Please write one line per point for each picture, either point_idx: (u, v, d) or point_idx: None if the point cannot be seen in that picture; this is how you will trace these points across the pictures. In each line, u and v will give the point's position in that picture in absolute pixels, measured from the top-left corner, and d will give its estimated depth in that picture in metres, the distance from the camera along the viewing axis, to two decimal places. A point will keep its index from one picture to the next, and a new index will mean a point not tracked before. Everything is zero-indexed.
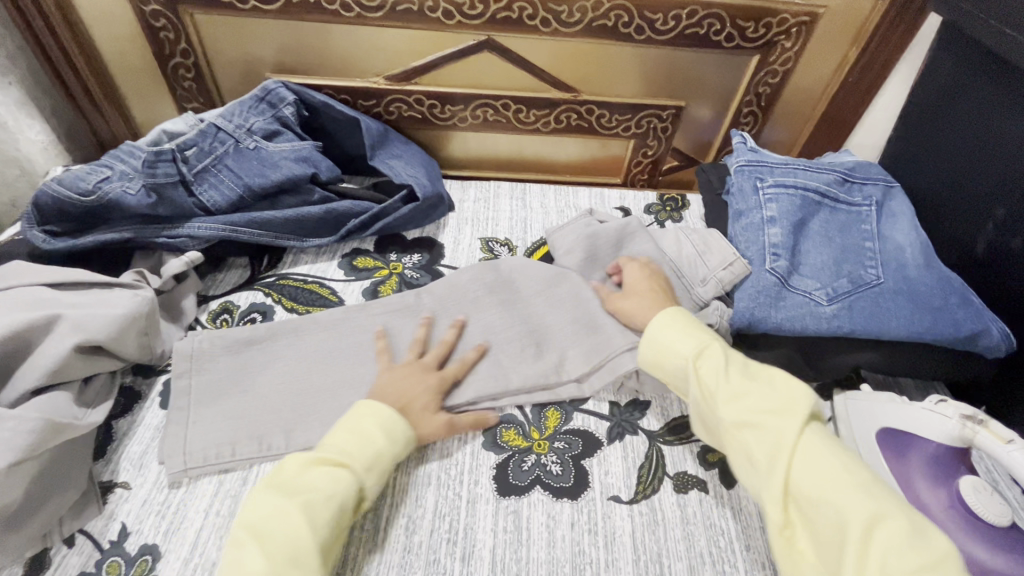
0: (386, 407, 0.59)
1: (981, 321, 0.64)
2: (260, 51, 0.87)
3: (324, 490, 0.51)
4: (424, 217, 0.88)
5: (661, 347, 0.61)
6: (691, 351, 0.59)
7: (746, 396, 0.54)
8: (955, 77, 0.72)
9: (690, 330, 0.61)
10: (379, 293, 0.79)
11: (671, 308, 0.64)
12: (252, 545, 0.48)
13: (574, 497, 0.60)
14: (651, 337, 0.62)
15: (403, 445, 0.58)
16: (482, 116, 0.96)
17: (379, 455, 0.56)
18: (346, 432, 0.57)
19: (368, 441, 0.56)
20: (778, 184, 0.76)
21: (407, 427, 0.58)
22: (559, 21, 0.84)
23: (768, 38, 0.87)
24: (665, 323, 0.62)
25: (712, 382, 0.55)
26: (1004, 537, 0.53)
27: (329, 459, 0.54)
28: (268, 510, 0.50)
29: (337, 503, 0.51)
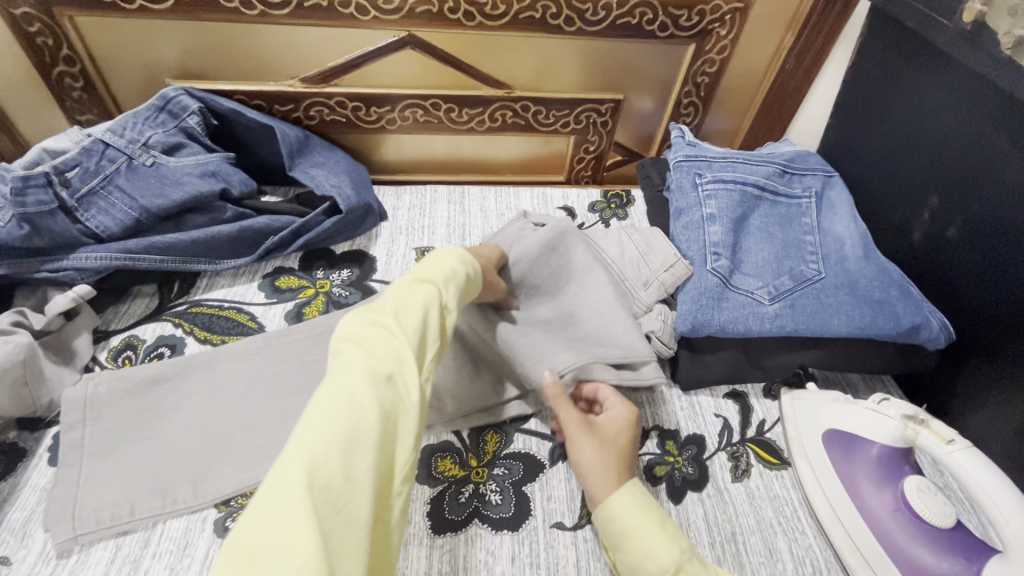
0: (448, 246, 0.60)
1: (921, 314, 0.62)
2: (157, 55, 0.79)
3: (413, 298, 0.49)
4: (352, 229, 0.82)
5: (631, 535, 0.48)
6: (674, 558, 0.46)
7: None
8: (887, 63, 0.70)
9: (663, 522, 0.49)
10: (304, 316, 0.73)
11: (634, 482, 0.52)
12: (351, 344, 0.44)
13: (515, 528, 0.56)
14: (617, 519, 0.49)
15: (472, 274, 0.58)
16: (412, 117, 0.89)
17: (458, 274, 0.55)
18: (421, 264, 0.56)
19: (442, 265, 0.55)
20: (718, 179, 0.73)
21: (470, 255, 0.60)
22: (484, 14, 0.79)
23: (702, 26, 0.83)
24: (632, 504, 0.50)
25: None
26: (950, 539, 0.51)
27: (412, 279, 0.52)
28: (363, 321, 0.46)
29: (428, 314, 0.48)
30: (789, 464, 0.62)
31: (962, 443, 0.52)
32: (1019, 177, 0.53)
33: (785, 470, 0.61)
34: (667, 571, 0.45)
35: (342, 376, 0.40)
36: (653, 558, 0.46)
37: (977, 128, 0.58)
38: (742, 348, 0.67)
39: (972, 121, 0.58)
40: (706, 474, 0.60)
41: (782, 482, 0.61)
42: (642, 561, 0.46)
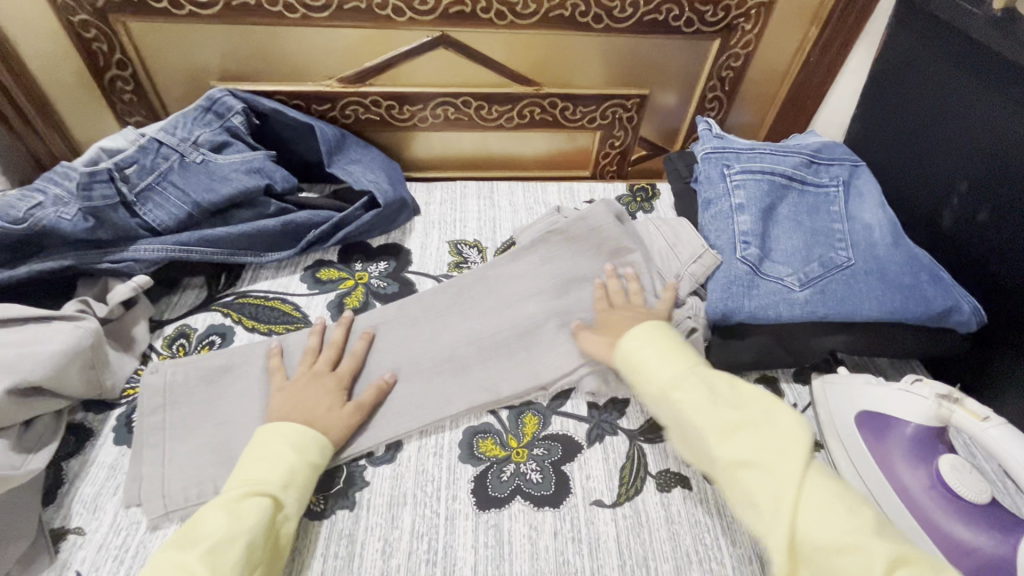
0: (290, 424, 0.57)
1: (951, 298, 0.63)
2: (203, 57, 0.83)
3: (236, 524, 0.48)
4: (389, 223, 0.85)
5: (639, 365, 0.58)
6: (672, 375, 0.55)
7: (737, 425, 0.50)
8: (911, 53, 0.72)
9: (674, 349, 0.58)
10: (345, 306, 0.76)
11: (652, 326, 0.61)
12: None
13: (556, 505, 0.59)
14: (628, 352, 0.60)
15: (316, 455, 0.56)
16: (444, 114, 0.92)
17: (295, 468, 0.54)
18: (256, 458, 0.54)
19: (280, 457, 0.54)
20: (747, 170, 0.75)
21: (315, 435, 0.57)
22: (514, 13, 0.81)
23: (727, 21, 0.85)
24: (645, 341, 0.59)
25: (695, 412, 0.52)
26: (985, 515, 0.52)
27: (238, 489, 0.51)
28: (164, 569, 0.45)
29: (246, 539, 0.47)
30: (823, 447, 0.64)
31: (997, 420, 0.53)
32: None
33: (817, 452, 0.64)
34: (664, 388, 0.55)
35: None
36: (656, 377, 0.56)
37: (1007, 113, 0.59)
38: (774, 334, 0.68)
39: (1001, 106, 0.59)
40: None
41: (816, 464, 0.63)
42: (646, 380, 0.57)
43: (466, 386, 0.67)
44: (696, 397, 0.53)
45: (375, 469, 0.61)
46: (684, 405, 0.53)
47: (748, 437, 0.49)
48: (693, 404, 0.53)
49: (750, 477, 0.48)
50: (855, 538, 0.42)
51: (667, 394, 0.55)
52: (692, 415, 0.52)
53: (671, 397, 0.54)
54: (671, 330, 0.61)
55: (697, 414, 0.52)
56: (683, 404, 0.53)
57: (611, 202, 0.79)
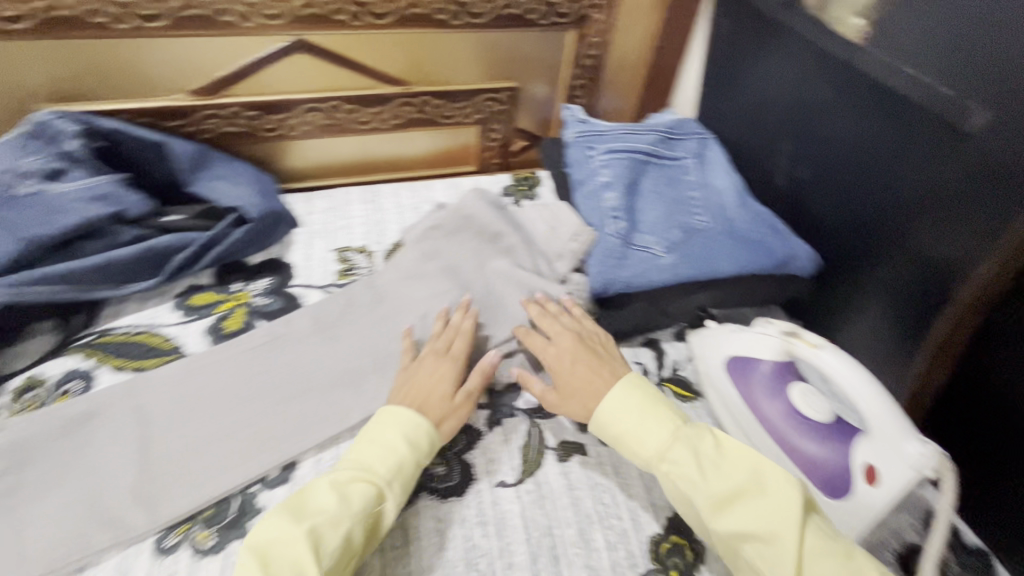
0: (405, 411, 0.57)
1: (789, 247, 0.71)
2: (25, 79, 0.75)
3: (343, 507, 0.49)
4: (267, 237, 0.82)
5: (620, 435, 0.56)
6: (660, 443, 0.53)
7: (730, 497, 0.48)
8: (732, 33, 0.80)
9: (657, 411, 0.55)
10: (224, 329, 0.72)
11: (630, 383, 0.58)
12: (255, 567, 0.44)
13: (460, 494, 0.59)
14: (602, 420, 0.57)
15: (423, 452, 0.56)
16: (314, 121, 0.90)
17: (407, 461, 0.54)
18: (369, 443, 0.55)
19: (395, 446, 0.54)
20: (609, 151, 0.80)
21: (426, 431, 0.57)
22: (370, 14, 0.81)
23: (578, 13, 0.91)
24: (617, 405, 0.56)
25: (688, 484, 0.50)
26: (829, 430, 0.60)
27: (352, 471, 0.52)
28: (279, 530, 0.47)
29: (347, 525, 0.48)
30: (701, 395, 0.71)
31: (827, 345, 0.60)
32: (845, 117, 0.62)
33: (697, 401, 0.70)
34: (651, 460, 0.53)
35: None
36: (641, 446, 0.54)
37: (807, 79, 0.67)
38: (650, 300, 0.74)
39: (802, 73, 0.67)
40: None
41: (697, 411, 0.69)
42: (634, 449, 0.54)
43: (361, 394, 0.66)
44: (682, 466, 0.50)
45: (270, 492, 0.58)
46: (675, 477, 0.51)
47: (748, 506, 0.47)
48: (689, 478, 0.50)
49: (752, 551, 0.46)
50: None
51: (655, 465, 0.53)
52: (688, 486, 0.50)
53: (661, 468, 0.52)
54: (649, 385, 0.58)
55: (691, 487, 0.50)
56: (672, 476, 0.51)
57: (485, 192, 0.84)
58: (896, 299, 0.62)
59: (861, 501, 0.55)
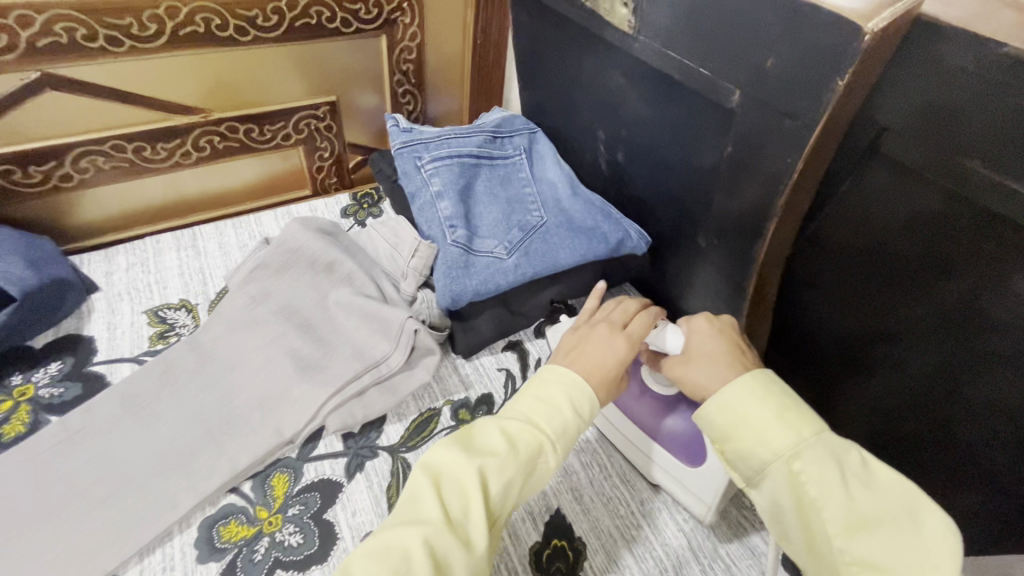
0: (578, 377, 0.53)
1: (621, 229, 0.73)
2: None
3: (509, 451, 0.48)
4: (49, 314, 0.69)
5: (733, 425, 0.47)
6: (785, 447, 0.44)
7: (874, 525, 0.40)
8: (532, 27, 0.80)
9: (786, 410, 0.45)
10: (1, 436, 0.60)
11: (766, 376, 0.48)
12: (425, 492, 0.46)
13: (322, 560, 0.54)
14: (720, 406, 0.48)
15: (589, 414, 0.53)
16: (93, 166, 0.77)
17: (571, 424, 0.51)
18: (540, 393, 0.53)
19: (563, 401, 0.52)
20: (436, 158, 0.77)
21: (594, 397, 0.53)
22: (131, 37, 0.70)
23: (385, 17, 0.86)
24: (744, 398, 0.47)
25: (819, 502, 0.42)
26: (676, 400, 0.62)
27: (521, 420, 0.50)
28: (452, 460, 0.48)
29: (507, 474, 0.47)
30: None
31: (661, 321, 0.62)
32: (637, 99, 0.64)
33: None
34: (771, 461, 0.44)
35: (410, 526, 0.43)
36: (760, 445, 0.45)
37: (601, 66, 0.68)
38: (502, 303, 0.73)
39: (595, 61, 0.68)
40: None
41: None
42: (751, 447, 0.45)
43: (193, 474, 0.58)
44: (814, 479, 0.42)
45: None
46: (802, 484, 0.42)
47: (890, 534, 0.40)
48: (816, 493, 0.42)
49: None
50: None
51: (772, 471, 0.44)
52: (818, 501, 0.42)
53: (779, 475, 0.44)
54: (777, 380, 0.48)
55: (827, 502, 0.41)
56: (797, 487, 0.43)
57: (313, 218, 0.79)
58: (723, 265, 0.65)
59: (715, 469, 0.56)
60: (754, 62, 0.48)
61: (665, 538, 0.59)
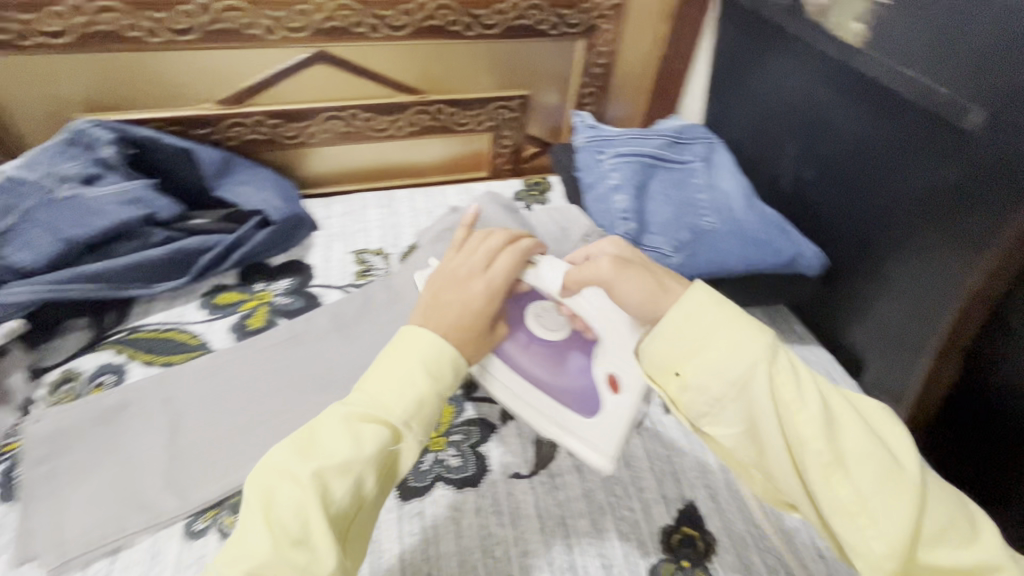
0: (435, 340, 0.46)
1: (795, 246, 0.73)
2: (63, 90, 0.80)
3: (354, 451, 0.41)
4: (287, 240, 0.85)
5: (700, 344, 0.44)
6: (760, 352, 0.43)
7: (837, 416, 0.42)
8: (736, 42, 0.83)
9: (746, 318, 0.45)
10: (248, 327, 0.75)
11: (710, 293, 0.46)
12: (257, 520, 0.39)
13: (476, 484, 0.61)
14: (682, 326, 0.45)
15: (451, 377, 0.46)
16: (334, 129, 0.93)
17: (426, 397, 0.44)
18: (384, 373, 0.45)
19: (414, 389, 0.44)
20: (619, 154, 0.82)
21: (453, 358, 0.46)
22: (387, 26, 0.85)
23: (588, 23, 0.94)
24: (702, 313, 0.45)
25: (798, 403, 0.42)
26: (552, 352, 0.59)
27: (365, 408, 0.43)
28: (283, 475, 0.41)
29: (354, 475, 0.41)
30: None
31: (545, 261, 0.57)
32: (847, 118, 0.65)
33: None
34: (755, 367, 0.42)
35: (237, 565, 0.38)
36: (733, 359, 0.43)
37: (811, 84, 0.70)
38: None
39: (805, 79, 0.71)
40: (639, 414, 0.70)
41: None
42: (723, 359, 0.43)
43: None
44: (790, 380, 0.42)
45: None
46: (781, 383, 0.42)
47: (859, 427, 0.42)
48: (797, 395, 0.42)
49: (852, 472, 0.40)
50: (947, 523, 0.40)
51: (751, 383, 0.42)
52: (795, 402, 0.42)
53: (762, 386, 0.42)
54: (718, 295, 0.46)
55: (803, 400, 0.42)
56: (779, 388, 0.42)
57: (498, 195, 0.88)
58: (910, 299, 0.63)
59: (612, 413, 0.56)
60: (996, 81, 0.49)
61: (806, 564, 0.57)
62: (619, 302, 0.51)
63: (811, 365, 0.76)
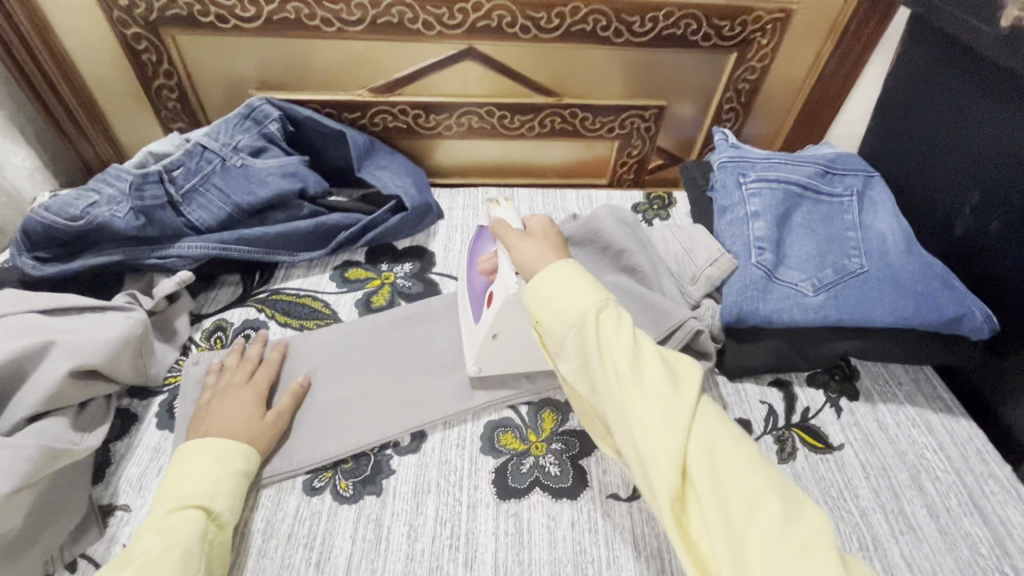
0: (206, 441, 0.57)
1: (963, 305, 0.65)
2: (243, 68, 0.89)
3: (169, 538, 0.48)
4: (415, 226, 0.89)
5: (551, 295, 0.52)
6: (591, 304, 0.50)
7: (649, 360, 0.47)
8: (923, 69, 0.75)
9: (598, 285, 0.53)
10: (372, 304, 0.79)
11: (570, 263, 0.54)
12: None
13: (574, 497, 0.61)
14: (537, 287, 0.53)
15: (242, 463, 0.57)
16: (468, 123, 0.97)
17: (208, 481, 0.54)
18: (181, 478, 0.53)
19: (213, 473, 0.54)
20: (761, 179, 0.77)
21: (229, 444, 0.57)
22: (538, 28, 0.85)
23: (743, 36, 0.89)
24: (560, 275, 0.53)
25: (616, 343, 0.48)
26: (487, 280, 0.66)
27: (175, 503, 0.51)
28: None
29: (179, 553, 0.47)
30: (835, 449, 0.67)
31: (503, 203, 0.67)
32: None
33: (829, 454, 0.66)
34: (588, 314, 0.50)
35: None
36: (572, 306, 0.50)
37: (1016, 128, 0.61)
38: (787, 339, 0.70)
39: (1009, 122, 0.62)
40: None
41: (827, 465, 0.65)
42: (557, 307, 0.51)
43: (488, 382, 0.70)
44: (613, 324, 0.49)
45: (401, 458, 0.63)
46: (605, 327, 0.49)
47: (662, 373, 0.47)
48: (612, 336, 0.48)
49: (647, 401, 0.45)
50: (731, 473, 0.42)
51: (584, 324, 0.49)
52: (612, 342, 0.48)
53: (594, 324, 0.49)
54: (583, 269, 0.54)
55: (619, 339, 0.48)
56: (603, 332, 0.48)
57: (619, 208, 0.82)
58: None
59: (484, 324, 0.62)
60: None
61: None
62: (510, 247, 0.60)
63: (962, 440, 0.68)
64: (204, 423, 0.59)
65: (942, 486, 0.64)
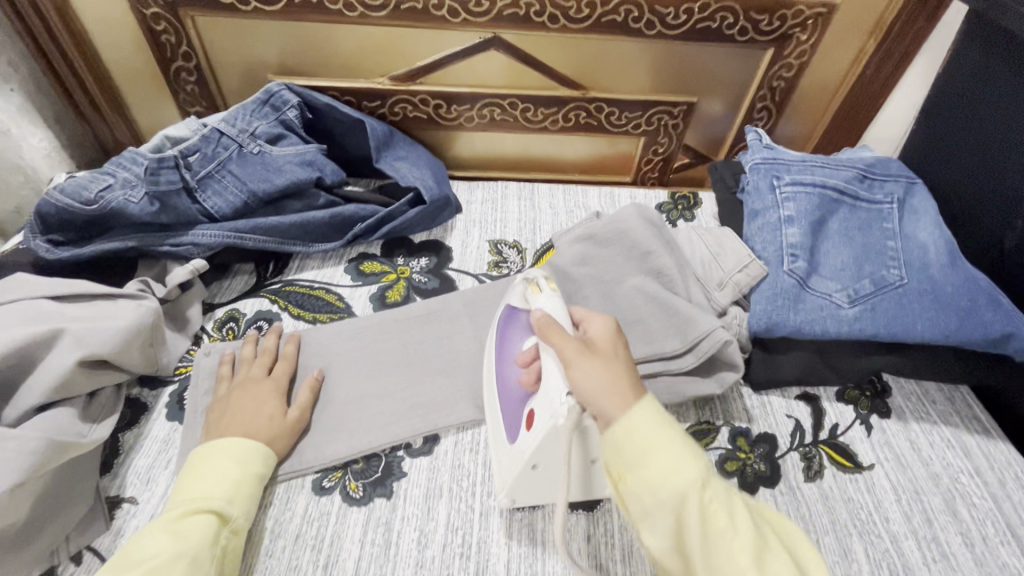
0: (227, 439, 0.55)
1: (1011, 323, 0.61)
2: (263, 52, 0.87)
3: (180, 542, 0.46)
4: (432, 220, 0.87)
5: (635, 456, 0.42)
6: (690, 477, 0.40)
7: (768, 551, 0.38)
8: (979, 71, 0.70)
9: (687, 440, 0.43)
10: (387, 299, 0.77)
11: (651, 405, 0.44)
12: None
13: (590, 508, 0.59)
14: (617, 439, 0.43)
15: (260, 468, 0.55)
16: (490, 115, 0.94)
17: (226, 484, 0.52)
18: (197, 477, 0.52)
19: (231, 476, 0.53)
20: (797, 183, 0.74)
21: (252, 445, 0.56)
22: (567, 18, 0.82)
23: (783, 31, 0.84)
24: (642, 428, 0.43)
25: (725, 526, 0.39)
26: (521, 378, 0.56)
27: (189, 506, 0.49)
28: None
29: (188, 560, 0.46)
30: (864, 468, 0.64)
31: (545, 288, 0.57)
32: None
33: (858, 473, 0.63)
34: (687, 489, 0.40)
35: None
36: (665, 479, 0.40)
37: None
38: (817, 351, 0.68)
39: None
40: (777, 472, 0.62)
41: (856, 486, 0.62)
42: (646, 478, 0.41)
43: None
44: (721, 507, 0.39)
45: (412, 460, 0.61)
46: (710, 512, 0.39)
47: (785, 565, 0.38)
48: (718, 522, 0.39)
49: None
50: None
51: (685, 504, 0.39)
52: (723, 531, 0.39)
53: (697, 505, 0.39)
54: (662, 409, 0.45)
55: (729, 527, 0.38)
56: (711, 517, 0.39)
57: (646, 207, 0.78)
58: None
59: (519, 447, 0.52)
60: None
61: None
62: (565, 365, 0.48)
63: (1001, 465, 0.65)
64: (222, 419, 0.58)
65: (979, 513, 0.60)
